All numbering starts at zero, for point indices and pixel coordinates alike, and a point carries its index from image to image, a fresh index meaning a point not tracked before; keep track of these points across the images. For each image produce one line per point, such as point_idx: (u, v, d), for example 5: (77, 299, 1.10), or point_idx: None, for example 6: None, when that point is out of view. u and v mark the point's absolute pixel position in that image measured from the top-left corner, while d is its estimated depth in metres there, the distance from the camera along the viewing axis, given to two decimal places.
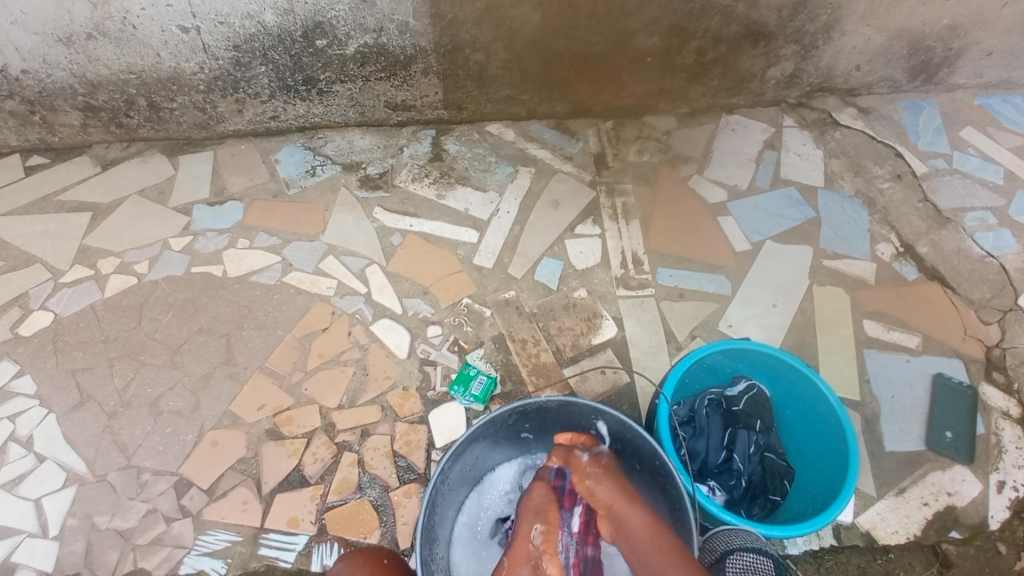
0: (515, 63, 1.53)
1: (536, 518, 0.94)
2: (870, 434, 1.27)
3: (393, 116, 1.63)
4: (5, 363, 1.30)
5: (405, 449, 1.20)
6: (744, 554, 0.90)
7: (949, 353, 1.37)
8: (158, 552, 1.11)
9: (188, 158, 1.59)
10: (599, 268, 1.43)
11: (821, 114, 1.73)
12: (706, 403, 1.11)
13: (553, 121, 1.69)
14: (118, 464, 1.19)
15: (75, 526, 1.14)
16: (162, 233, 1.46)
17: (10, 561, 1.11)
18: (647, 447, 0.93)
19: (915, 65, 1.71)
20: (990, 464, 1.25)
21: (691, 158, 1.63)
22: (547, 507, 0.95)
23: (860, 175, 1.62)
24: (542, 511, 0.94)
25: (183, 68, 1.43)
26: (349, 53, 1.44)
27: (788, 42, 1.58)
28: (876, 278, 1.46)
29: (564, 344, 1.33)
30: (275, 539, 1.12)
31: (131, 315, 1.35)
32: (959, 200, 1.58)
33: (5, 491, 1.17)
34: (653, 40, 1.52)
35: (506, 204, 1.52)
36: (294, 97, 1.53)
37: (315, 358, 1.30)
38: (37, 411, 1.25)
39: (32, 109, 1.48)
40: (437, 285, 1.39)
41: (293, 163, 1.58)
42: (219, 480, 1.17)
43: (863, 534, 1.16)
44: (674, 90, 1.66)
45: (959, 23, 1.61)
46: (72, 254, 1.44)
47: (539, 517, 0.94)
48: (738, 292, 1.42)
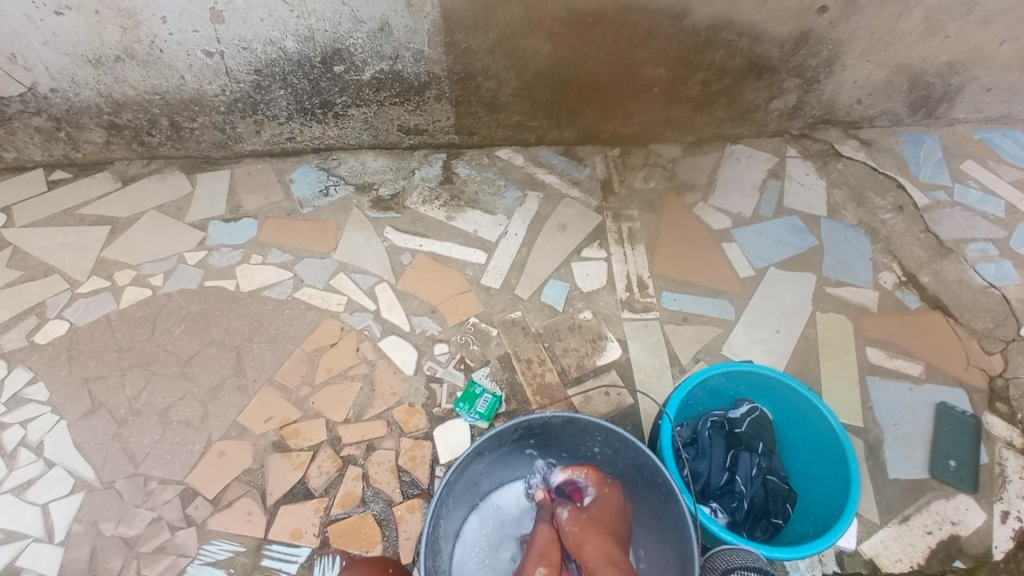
0: (525, 91, 1.58)
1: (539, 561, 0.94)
2: (874, 461, 1.27)
3: (406, 140, 1.68)
4: (19, 370, 1.32)
5: (409, 464, 1.21)
6: (744, 574, 0.90)
7: (952, 381, 1.38)
8: (161, 561, 1.11)
9: (206, 176, 1.64)
10: (604, 291, 1.45)
11: (824, 145, 1.77)
12: (709, 425, 1.11)
13: (561, 147, 1.73)
14: (126, 472, 1.20)
15: (80, 532, 1.14)
16: (178, 247, 1.50)
17: (14, 566, 1.12)
18: (649, 465, 0.94)
19: (916, 100, 1.75)
20: (994, 493, 1.24)
21: (696, 185, 1.66)
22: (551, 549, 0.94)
23: (862, 205, 1.65)
24: (545, 553, 0.94)
25: (206, 90, 1.48)
26: (365, 78, 1.50)
27: (791, 75, 1.63)
28: (878, 306, 1.47)
29: (569, 364, 1.35)
30: (278, 550, 1.13)
31: (145, 326, 1.38)
32: (961, 231, 1.61)
33: (12, 497, 1.18)
34: (660, 71, 1.57)
35: (514, 226, 1.56)
36: (311, 119, 1.58)
37: (323, 373, 1.32)
38: (49, 417, 1.27)
39: (58, 126, 1.54)
40: (445, 304, 1.42)
41: (308, 183, 1.62)
42: (224, 491, 1.18)
43: (866, 561, 1.15)
44: (680, 119, 1.70)
45: (958, 60, 1.66)
46: (90, 265, 1.47)
47: (542, 560, 0.93)
48: (742, 317, 1.44)
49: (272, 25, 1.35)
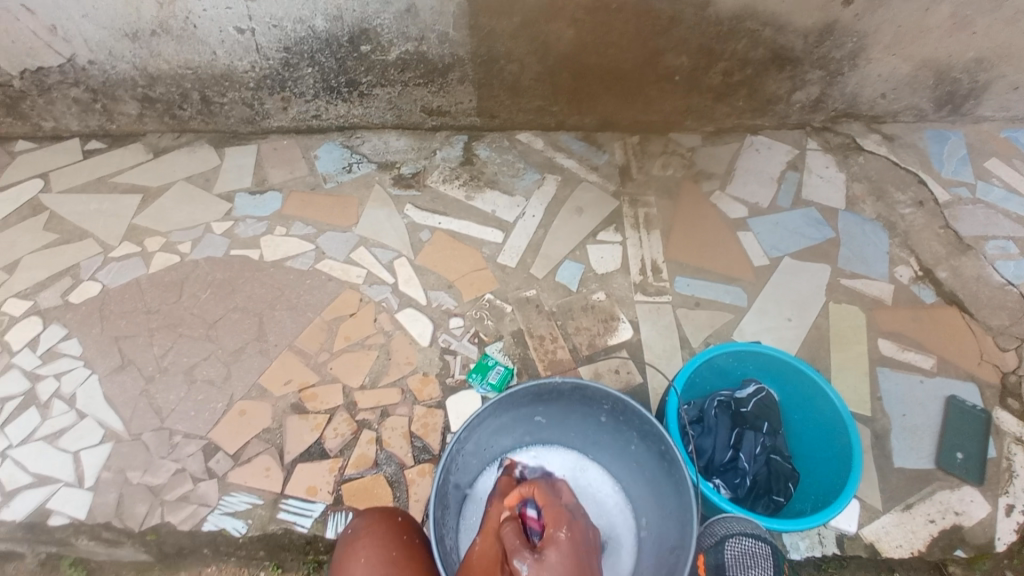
0: (548, 76, 1.60)
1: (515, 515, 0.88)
2: (879, 450, 1.27)
3: (428, 121, 1.71)
4: (54, 326, 1.39)
5: (422, 431, 1.25)
6: (742, 539, 0.92)
7: (964, 376, 1.38)
8: (183, 509, 1.17)
9: (234, 150, 1.68)
10: (618, 273, 1.47)
11: (845, 138, 1.77)
12: (716, 404, 1.13)
13: (581, 133, 1.74)
14: (152, 425, 1.26)
15: (108, 480, 1.20)
16: (206, 217, 1.55)
17: (45, 509, 1.18)
18: (655, 432, 0.95)
19: (941, 95, 1.74)
20: (1000, 487, 1.25)
21: (714, 174, 1.67)
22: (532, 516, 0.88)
23: (882, 199, 1.64)
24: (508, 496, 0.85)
25: (236, 66, 1.53)
26: (391, 59, 1.53)
27: (814, 67, 1.63)
28: (893, 299, 1.47)
29: (580, 342, 1.37)
30: (294, 504, 1.18)
31: (173, 290, 1.44)
32: (981, 228, 1.60)
33: (45, 444, 1.24)
34: (682, 60, 1.58)
35: (532, 208, 1.58)
36: (336, 97, 1.62)
37: (341, 341, 1.36)
38: (81, 371, 1.33)
39: (94, 97, 1.60)
40: (461, 280, 1.45)
41: (332, 159, 1.66)
42: (244, 447, 1.23)
43: (866, 545, 1.17)
44: (701, 108, 1.71)
45: (985, 56, 1.64)
46: (122, 231, 1.53)
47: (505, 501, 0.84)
48: (754, 304, 1.45)
49: (303, 3, 1.39)
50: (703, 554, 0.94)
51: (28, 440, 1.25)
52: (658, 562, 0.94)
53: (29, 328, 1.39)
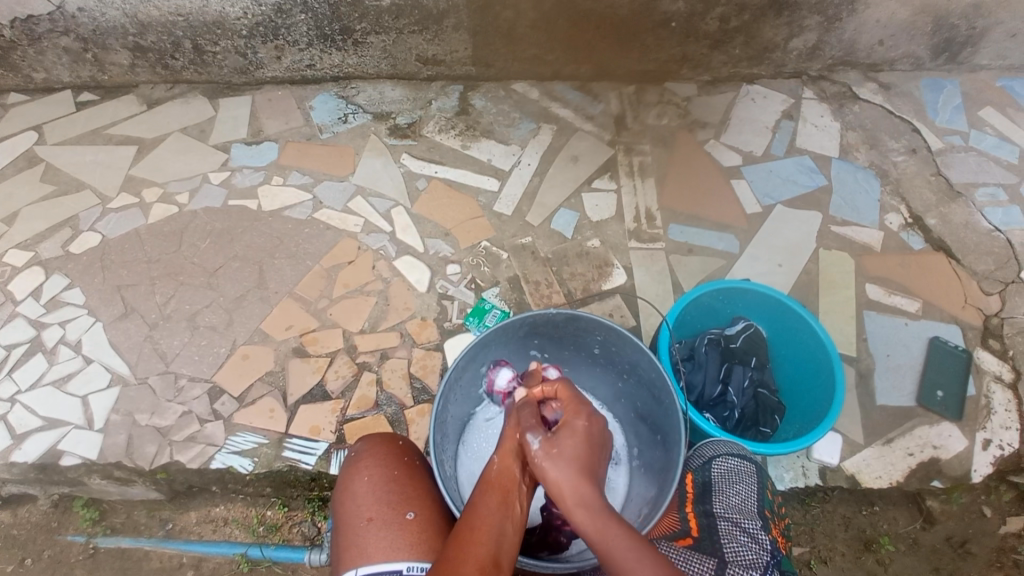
0: (543, 23, 1.58)
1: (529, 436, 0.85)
2: (863, 388, 1.32)
3: (423, 70, 1.70)
4: (56, 276, 1.41)
5: (421, 372, 1.29)
6: (728, 458, 0.98)
7: (948, 319, 1.42)
8: (192, 448, 1.21)
9: (228, 101, 1.67)
10: (613, 221, 1.49)
11: (841, 87, 1.76)
12: (706, 341, 1.20)
13: (577, 83, 1.74)
14: (158, 369, 1.29)
15: (118, 421, 1.24)
16: (202, 168, 1.56)
17: (58, 449, 1.22)
18: (645, 359, 0.99)
19: (939, 43, 1.73)
20: (978, 422, 1.30)
21: (709, 124, 1.68)
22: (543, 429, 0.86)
23: (875, 147, 1.65)
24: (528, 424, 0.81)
25: (228, 13, 1.51)
26: (385, 5, 1.51)
27: (811, 13, 1.62)
28: (882, 245, 1.50)
29: (575, 288, 1.40)
30: (298, 443, 1.22)
31: (172, 240, 1.45)
32: (972, 176, 1.61)
33: (54, 388, 1.28)
34: (679, 5, 1.57)
35: (528, 157, 1.59)
36: (331, 46, 1.61)
37: (341, 287, 1.39)
38: (86, 319, 1.35)
39: (85, 47, 1.58)
40: (458, 228, 1.47)
41: (327, 110, 1.66)
42: (249, 389, 1.27)
43: (847, 476, 1.23)
44: (697, 57, 1.70)
45: (984, 1, 1.63)
46: (119, 182, 1.54)
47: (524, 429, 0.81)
48: (746, 251, 1.48)
49: None
50: (691, 473, 0.98)
51: (37, 385, 1.29)
52: (648, 480, 0.99)
53: (31, 279, 1.40)
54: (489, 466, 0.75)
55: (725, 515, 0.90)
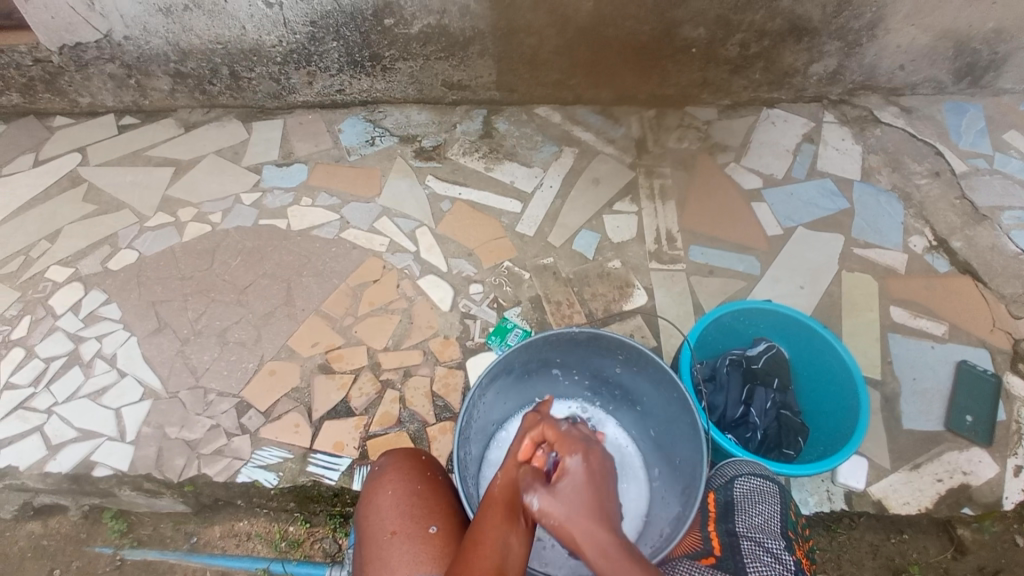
0: (566, 49, 1.63)
1: None
2: (889, 412, 1.30)
3: (448, 95, 1.75)
4: (95, 291, 1.46)
5: (443, 390, 1.31)
6: (751, 478, 0.97)
7: (976, 342, 1.40)
8: (219, 461, 1.24)
9: (261, 124, 1.74)
10: (634, 242, 1.51)
11: (862, 111, 1.77)
12: (727, 362, 1.20)
13: (598, 107, 1.77)
14: (188, 383, 1.33)
15: (149, 433, 1.28)
16: (235, 189, 1.61)
17: (91, 459, 1.25)
18: (667, 380, 1.00)
19: (961, 67, 1.73)
20: (1009, 449, 1.27)
21: (729, 147, 1.69)
22: None
23: (898, 171, 1.65)
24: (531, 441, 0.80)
25: (264, 41, 1.58)
26: (413, 33, 1.57)
27: (831, 38, 1.64)
28: (906, 268, 1.49)
29: (596, 308, 1.42)
30: (322, 459, 1.24)
31: (205, 258, 1.50)
32: (998, 199, 1.60)
33: (89, 400, 1.32)
34: (699, 31, 1.60)
35: (550, 179, 1.62)
36: (360, 72, 1.67)
37: (366, 305, 1.42)
38: (121, 333, 1.40)
39: (129, 73, 1.66)
40: (481, 248, 1.50)
41: (355, 133, 1.71)
42: (275, 404, 1.30)
43: (874, 502, 1.21)
44: (717, 81, 1.73)
45: (1005, 26, 1.63)
46: (156, 203, 1.60)
47: (529, 444, 0.80)
48: (767, 272, 1.48)
49: None
50: (713, 492, 0.98)
51: (73, 397, 1.33)
52: (670, 500, 1.00)
53: (71, 294, 1.46)
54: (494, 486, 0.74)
55: (749, 534, 0.91)
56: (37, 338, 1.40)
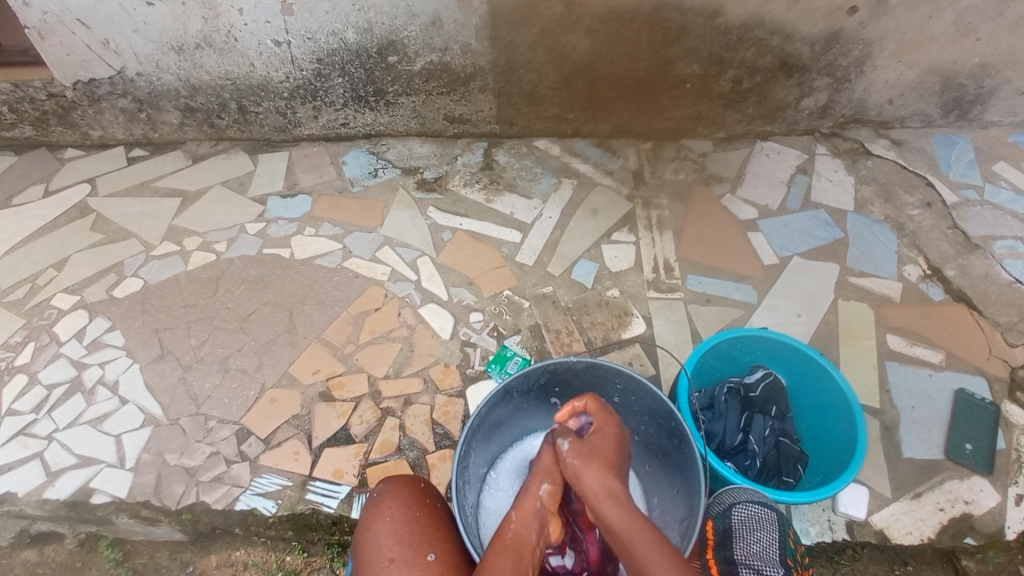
0: (564, 85, 1.68)
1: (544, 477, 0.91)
2: (888, 440, 1.30)
3: (450, 128, 1.80)
4: (99, 319, 1.48)
5: (443, 418, 1.31)
6: (748, 505, 0.97)
7: (973, 370, 1.40)
8: (217, 489, 1.24)
9: (267, 156, 1.78)
10: (632, 271, 1.53)
11: (853, 144, 1.81)
12: (725, 390, 1.21)
13: (596, 140, 1.82)
14: (189, 410, 1.34)
15: (148, 461, 1.28)
16: (240, 219, 1.64)
17: (89, 487, 1.25)
18: (664, 408, 1.01)
19: (948, 101, 1.78)
20: (1010, 477, 1.27)
21: (725, 178, 1.73)
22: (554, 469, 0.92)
23: (890, 201, 1.68)
24: (550, 472, 0.92)
25: (272, 77, 1.63)
26: (416, 69, 1.63)
27: (821, 74, 1.69)
28: (901, 297, 1.51)
29: (595, 336, 1.43)
30: (321, 487, 1.24)
31: (209, 286, 1.52)
32: (989, 229, 1.63)
33: (90, 428, 1.32)
34: (693, 68, 1.65)
35: (549, 210, 1.65)
36: (365, 106, 1.72)
37: (367, 333, 1.43)
38: (124, 360, 1.41)
39: (140, 107, 1.71)
40: (481, 277, 1.52)
41: (358, 165, 1.75)
42: (275, 432, 1.30)
43: (876, 531, 1.20)
44: (711, 115, 1.78)
45: (990, 62, 1.69)
46: (162, 232, 1.63)
47: (546, 478, 0.91)
48: (764, 301, 1.50)
49: (336, 17, 1.50)
50: (711, 519, 0.98)
51: (73, 424, 1.33)
52: (669, 531, 1.00)
53: (75, 321, 1.48)
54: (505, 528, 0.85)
55: (748, 563, 0.90)
56: (40, 364, 1.41)
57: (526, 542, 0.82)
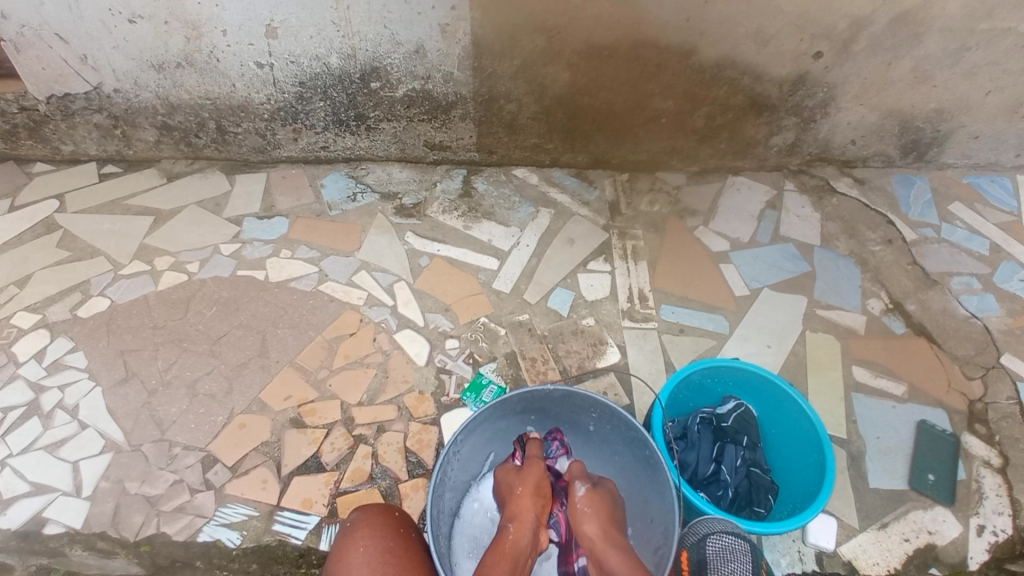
0: (543, 115, 1.71)
1: (534, 497, 1.00)
2: (855, 470, 1.33)
3: (430, 155, 1.81)
4: (62, 339, 1.43)
5: (417, 446, 1.30)
6: (723, 536, 0.98)
7: (933, 403, 1.45)
8: (180, 519, 1.19)
9: (244, 177, 1.77)
10: (607, 300, 1.55)
11: (819, 181, 1.89)
12: (698, 420, 1.23)
13: (574, 170, 1.86)
14: (153, 436, 1.29)
15: (107, 488, 1.23)
16: (214, 239, 1.62)
17: (43, 515, 1.20)
18: (640, 438, 1.02)
19: (907, 143, 1.87)
20: (970, 507, 1.30)
21: (698, 211, 1.78)
22: (544, 488, 1.02)
23: (854, 238, 1.75)
24: (538, 488, 1.01)
25: (253, 98, 1.63)
26: (398, 96, 1.64)
27: (789, 114, 1.76)
28: (866, 330, 1.56)
29: (570, 364, 1.44)
30: (289, 517, 1.20)
31: (179, 307, 1.49)
32: (947, 265, 1.70)
33: (46, 453, 1.27)
34: (668, 103, 1.71)
35: (526, 238, 1.67)
36: (345, 130, 1.72)
37: (341, 358, 1.42)
38: (86, 383, 1.37)
39: (115, 124, 1.69)
40: (458, 303, 1.52)
41: (337, 189, 1.75)
42: (244, 459, 1.27)
43: (844, 562, 1.22)
44: (685, 150, 1.83)
45: (945, 108, 1.78)
46: (132, 251, 1.59)
47: (535, 494, 1.00)
48: (735, 331, 1.53)
49: (319, 42, 1.51)
50: (686, 550, 0.99)
51: (29, 449, 1.28)
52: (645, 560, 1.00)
53: (36, 341, 1.43)
54: (505, 538, 0.95)
55: None
56: None
57: (523, 555, 0.93)
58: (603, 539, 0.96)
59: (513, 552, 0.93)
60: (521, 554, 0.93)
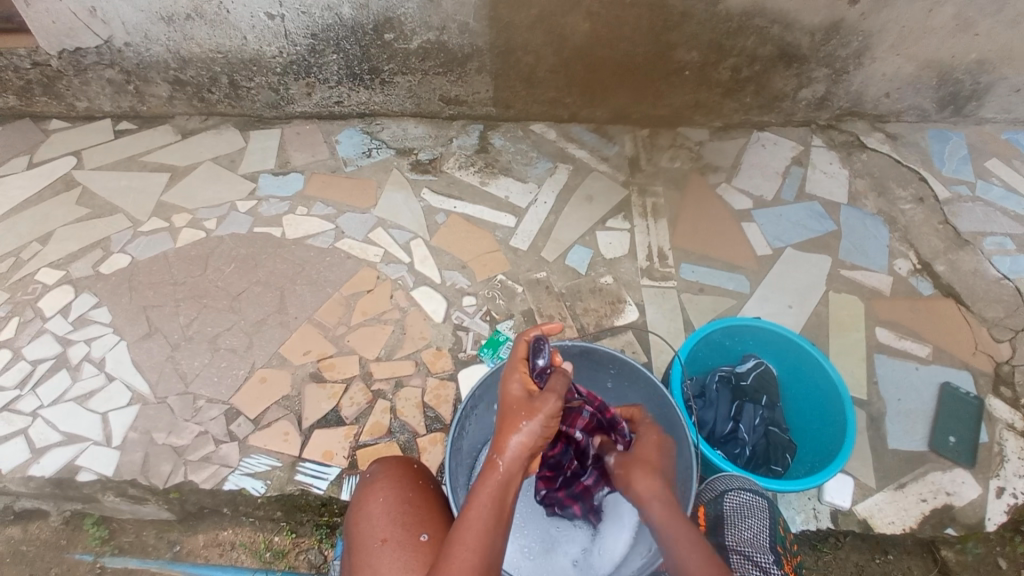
0: (562, 68, 1.66)
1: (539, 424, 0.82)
2: (874, 431, 1.33)
3: (445, 109, 1.77)
4: (86, 295, 1.45)
5: (434, 401, 1.31)
6: (741, 493, 0.99)
7: (958, 365, 1.42)
8: (206, 469, 1.23)
9: (258, 133, 1.75)
10: (626, 259, 1.53)
11: (849, 136, 1.82)
12: (717, 378, 1.22)
13: (593, 125, 1.80)
14: (177, 389, 1.32)
15: (136, 439, 1.26)
16: (230, 196, 1.61)
17: (75, 463, 1.24)
18: (658, 394, 1.02)
19: (945, 95, 1.79)
20: (990, 469, 1.29)
21: (721, 168, 1.73)
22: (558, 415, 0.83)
23: (883, 195, 1.69)
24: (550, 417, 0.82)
25: (265, 51, 1.60)
26: (413, 48, 1.60)
27: (820, 65, 1.68)
28: (891, 290, 1.52)
29: (588, 322, 1.43)
30: (311, 468, 1.23)
31: (198, 264, 1.50)
32: (980, 225, 1.64)
33: (76, 404, 1.31)
34: (693, 55, 1.64)
35: (544, 195, 1.64)
36: (359, 84, 1.69)
37: (359, 315, 1.42)
38: (111, 337, 1.39)
39: (128, 79, 1.67)
40: (475, 261, 1.51)
41: (352, 144, 1.73)
42: (266, 412, 1.29)
43: (859, 520, 1.22)
44: (709, 104, 1.77)
45: (988, 58, 1.69)
46: (151, 207, 1.60)
47: (543, 420, 0.82)
48: (756, 291, 1.51)
49: None
50: (703, 506, 1.01)
51: (58, 401, 1.31)
52: None
53: (61, 297, 1.45)
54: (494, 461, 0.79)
55: (738, 548, 0.93)
56: (25, 339, 1.39)
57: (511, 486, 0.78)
58: (648, 490, 0.84)
59: (502, 483, 0.78)
60: (510, 485, 0.78)
